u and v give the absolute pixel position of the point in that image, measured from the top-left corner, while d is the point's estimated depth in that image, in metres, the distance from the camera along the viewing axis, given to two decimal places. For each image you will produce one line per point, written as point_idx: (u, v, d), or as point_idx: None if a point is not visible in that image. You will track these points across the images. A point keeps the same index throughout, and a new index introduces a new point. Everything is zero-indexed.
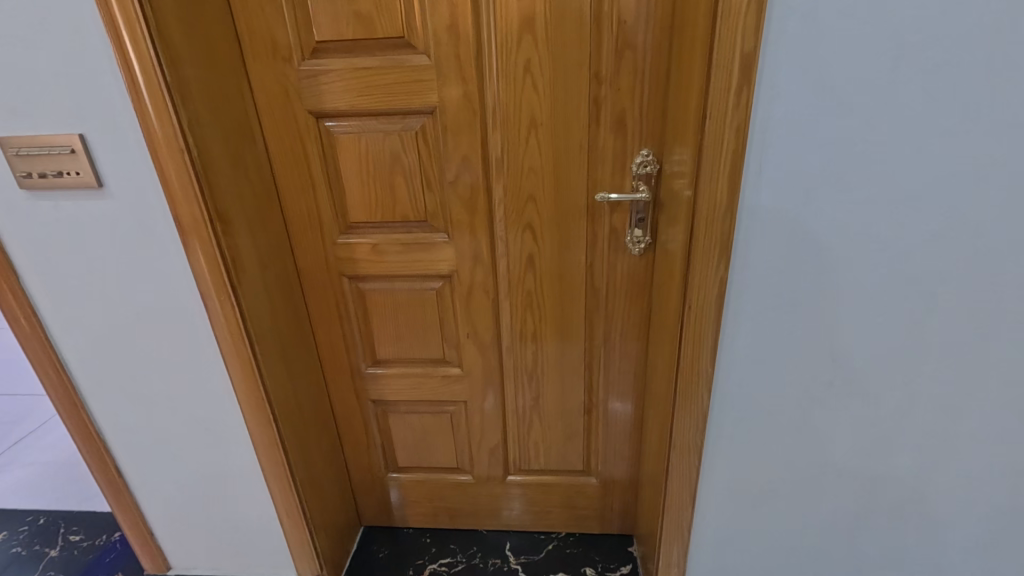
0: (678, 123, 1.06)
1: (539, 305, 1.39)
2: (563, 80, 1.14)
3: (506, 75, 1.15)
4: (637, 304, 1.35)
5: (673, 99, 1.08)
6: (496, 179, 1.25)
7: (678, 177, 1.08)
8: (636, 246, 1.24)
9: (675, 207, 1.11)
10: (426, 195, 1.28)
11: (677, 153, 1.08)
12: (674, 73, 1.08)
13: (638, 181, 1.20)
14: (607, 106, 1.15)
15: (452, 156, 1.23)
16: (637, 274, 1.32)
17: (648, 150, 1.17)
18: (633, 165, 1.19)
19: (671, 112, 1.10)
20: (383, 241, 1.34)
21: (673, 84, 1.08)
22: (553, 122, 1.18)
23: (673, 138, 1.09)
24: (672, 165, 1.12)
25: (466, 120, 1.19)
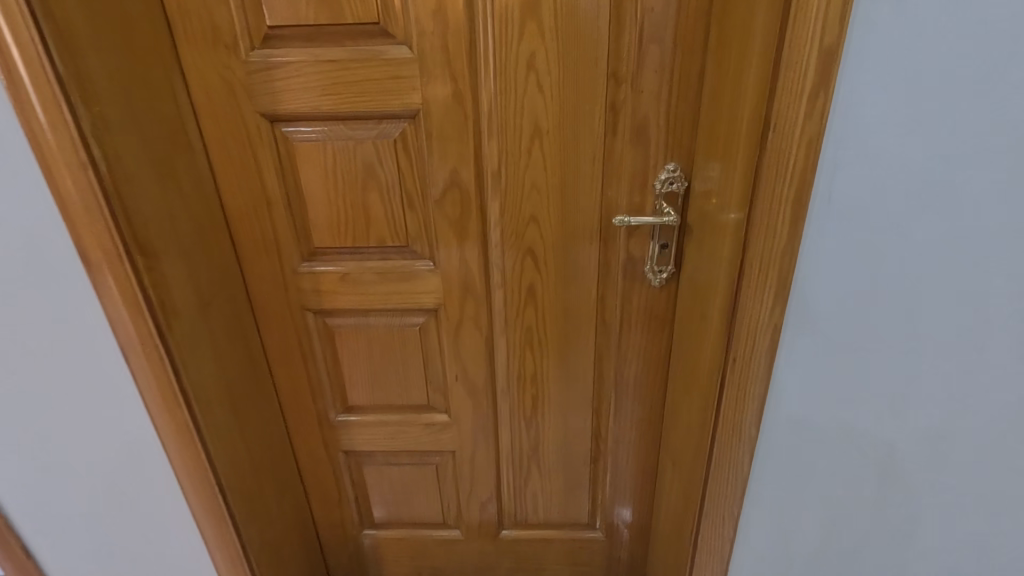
0: (718, 135, 0.87)
1: (541, 342, 1.19)
2: (574, 80, 0.94)
3: (506, 73, 0.95)
4: (656, 340, 1.17)
5: (711, 105, 0.90)
6: (492, 198, 1.05)
7: (716, 199, 0.90)
8: (656, 277, 1.06)
9: (711, 234, 0.93)
10: (406, 216, 1.07)
11: (715, 169, 0.89)
12: (712, 74, 0.89)
13: (662, 201, 1.01)
14: (628, 113, 0.96)
15: (438, 170, 1.02)
16: (656, 307, 1.13)
17: (673, 165, 0.99)
18: (656, 183, 1.00)
19: (706, 121, 0.92)
20: (354, 270, 1.12)
21: (710, 88, 0.90)
22: (561, 131, 0.98)
23: (710, 152, 0.90)
24: (706, 184, 0.93)
25: (456, 126, 0.98)
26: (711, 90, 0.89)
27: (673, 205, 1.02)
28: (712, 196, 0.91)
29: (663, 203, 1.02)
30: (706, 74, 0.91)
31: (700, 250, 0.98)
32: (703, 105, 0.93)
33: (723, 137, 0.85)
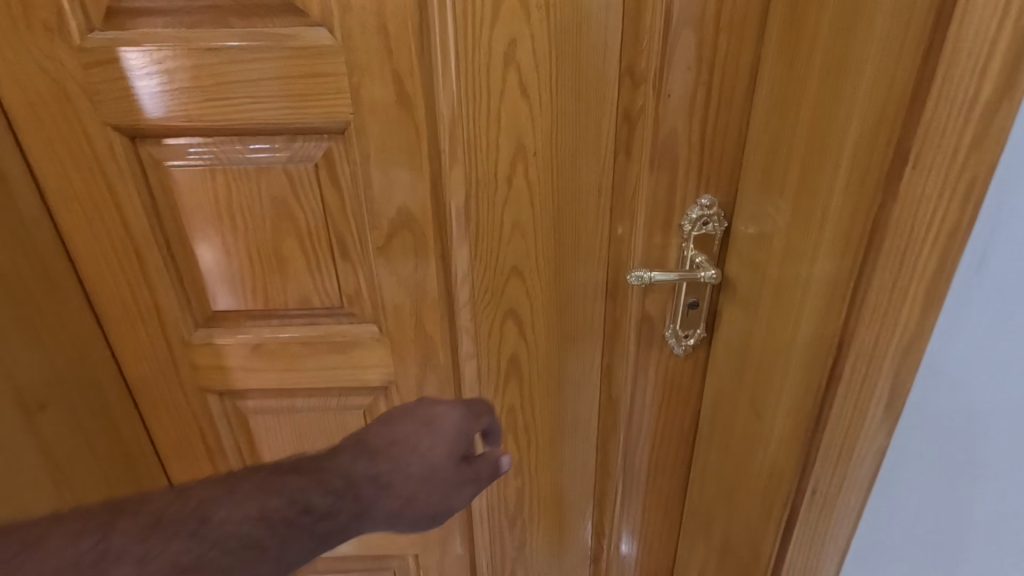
0: (787, 161, 0.60)
1: (528, 423, 0.91)
2: (572, 81, 0.66)
3: (478, 70, 0.65)
4: (676, 421, 0.89)
5: (773, 115, 0.62)
6: (461, 242, 0.75)
7: (784, 252, 0.62)
8: (681, 346, 0.81)
9: (772, 300, 0.66)
10: (341, 267, 0.77)
11: (780, 210, 0.62)
12: (776, 72, 0.62)
13: (691, 246, 0.75)
14: (651, 126, 0.68)
15: (383, 206, 0.73)
16: (678, 380, 0.86)
17: (708, 198, 0.72)
18: (683, 221, 0.73)
19: (765, 139, 0.64)
20: (270, 340, 0.81)
21: (774, 91, 0.62)
22: (555, 151, 0.70)
23: (771, 184, 0.63)
24: (766, 228, 0.65)
25: (407, 145, 0.69)
26: (776, 94, 0.62)
27: (705, 252, 0.76)
28: (777, 246, 0.64)
29: (694, 250, 0.75)
30: (765, 72, 0.64)
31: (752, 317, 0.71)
32: (756, 117, 0.66)
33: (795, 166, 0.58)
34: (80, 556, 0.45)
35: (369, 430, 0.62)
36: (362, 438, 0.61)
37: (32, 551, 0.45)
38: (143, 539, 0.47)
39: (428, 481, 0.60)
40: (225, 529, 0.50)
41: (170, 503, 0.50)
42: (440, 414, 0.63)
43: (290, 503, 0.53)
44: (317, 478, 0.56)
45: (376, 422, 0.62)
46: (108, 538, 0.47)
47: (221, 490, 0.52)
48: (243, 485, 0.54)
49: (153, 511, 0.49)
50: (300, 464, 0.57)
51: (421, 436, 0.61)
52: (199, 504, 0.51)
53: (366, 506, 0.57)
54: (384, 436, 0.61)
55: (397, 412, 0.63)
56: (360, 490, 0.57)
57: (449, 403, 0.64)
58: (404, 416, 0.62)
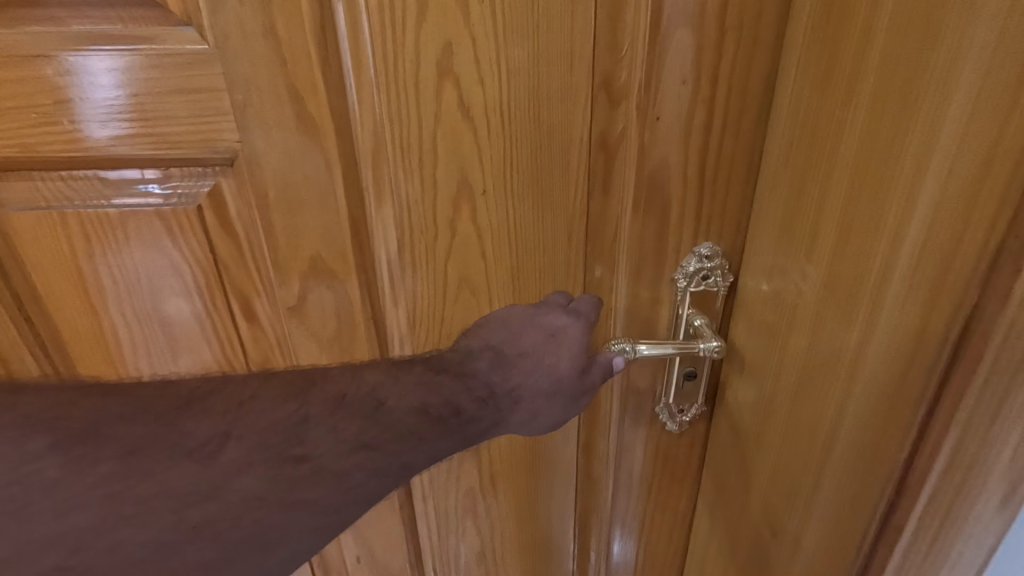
0: (812, 213, 0.44)
1: (490, 505, 0.76)
2: (531, 99, 0.50)
3: (404, 84, 0.49)
4: (670, 505, 0.74)
5: (793, 149, 0.47)
6: (396, 301, 0.60)
7: (810, 336, 0.46)
8: (677, 420, 0.67)
9: (793, 393, 0.49)
10: (246, 330, 0.62)
11: (804, 277, 0.46)
12: (797, 91, 0.46)
13: (688, 306, 0.59)
14: (633, 158, 0.52)
15: (294, 256, 0.57)
16: (671, 458, 0.71)
17: (708, 248, 0.57)
18: (676, 275, 0.58)
19: (785, 179, 0.48)
20: None
21: (796, 117, 0.46)
22: (511, 190, 0.54)
23: (791, 241, 0.48)
24: (783, 297, 0.50)
25: (316, 183, 0.53)
26: (798, 122, 0.46)
27: (706, 314, 0.60)
28: (797, 323, 0.48)
29: (693, 311, 0.59)
30: (783, 90, 0.48)
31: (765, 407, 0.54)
32: (770, 148, 0.50)
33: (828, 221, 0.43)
34: (282, 419, 0.45)
35: (487, 323, 0.56)
36: (489, 339, 0.55)
37: (249, 403, 0.45)
38: (336, 404, 0.47)
39: (553, 395, 0.54)
40: (400, 419, 0.48)
41: (349, 381, 0.48)
42: (566, 330, 0.55)
43: (445, 401, 0.50)
44: (463, 381, 0.52)
45: (512, 319, 0.56)
46: (307, 408, 0.46)
47: (395, 372, 0.50)
48: (410, 375, 0.50)
49: (338, 388, 0.48)
50: (447, 357, 0.53)
51: (547, 347, 0.54)
52: (375, 385, 0.48)
53: (502, 412, 0.53)
54: (512, 339, 0.55)
55: (521, 317, 0.56)
56: (499, 400, 0.53)
57: (575, 316, 0.55)
58: (529, 323, 0.55)
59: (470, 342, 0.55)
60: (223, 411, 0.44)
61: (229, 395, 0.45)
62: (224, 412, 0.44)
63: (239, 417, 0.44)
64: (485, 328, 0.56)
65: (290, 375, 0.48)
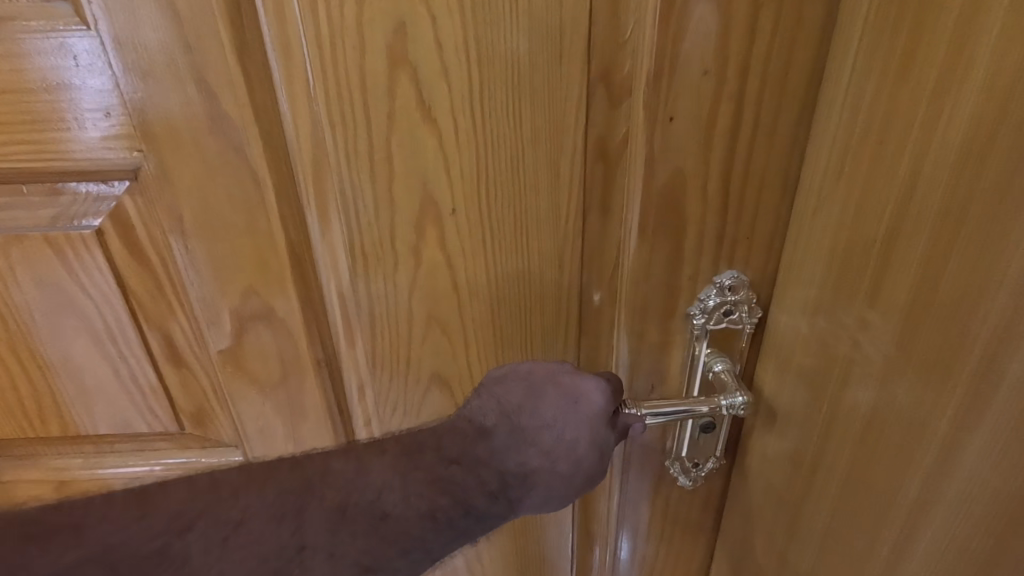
0: (878, 247, 0.34)
1: (472, 567, 0.66)
2: (510, 95, 0.39)
3: (345, 77, 0.38)
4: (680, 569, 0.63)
5: (851, 162, 0.36)
6: (353, 341, 0.50)
7: (872, 404, 0.35)
8: (692, 478, 0.56)
9: (846, 471, 0.39)
10: (172, 376, 0.51)
11: (863, 326, 0.36)
12: (856, 87, 0.35)
13: (706, 347, 0.49)
14: (640, 171, 0.42)
15: (222, 292, 0.46)
16: (682, 518, 0.60)
17: (731, 277, 0.46)
18: (692, 311, 0.47)
19: (838, 200, 0.37)
20: (89, 479, 0.57)
21: (856, 120, 0.36)
22: (487, 212, 0.44)
23: (844, 278, 0.37)
24: (829, 346, 0.39)
25: (243, 202, 0.43)
26: (858, 127, 0.35)
27: (728, 355, 0.49)
28: (850, 383, 0.37)
29: (713, 353, 0.49)
30: (835, 85, 0.37)
31: (802, 478, 0.44)
32: (813, 155, 0.40)
33: (906, 256, 0.32)
34: (275, 548, 0.39)
35: (500, 386, 0.46)
36: (503, 406, 0.46)
37: (239, 531, 0.39)
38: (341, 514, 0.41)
39: (570, 479, 0.45)
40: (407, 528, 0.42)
41: (353, 478, 0.42)
42: (591, 397, 0.45)
43: (455, 500, 0.43)
44: (474, 472, 0.44)
45: (531, 381, 0.46)
46: (303, 532, 0.40)
47: (404, 466, 0.43)
48: (417, 471, 0.43)
49: (340, 494, 0.41)
50: (458, 429, 0.45)
51: (568, 420, 0.45)
52: (380, 491, 0.42)
53: (513, 503, 0.45)
54: (529, 409, 0.46)
55: (540, 380, 0.46)
56: (510, 489, 0.45)
57: (604, 382, 0.45)
58: (548, 386, 0.46)
59: (479, 414, 0.46)
60: (211, 533, 0.38)
61: (217, 516, 0.39)
62: (210, 545, 0.38)
63: (226, 552, 0.38)
64: (496, 391, 0.46)
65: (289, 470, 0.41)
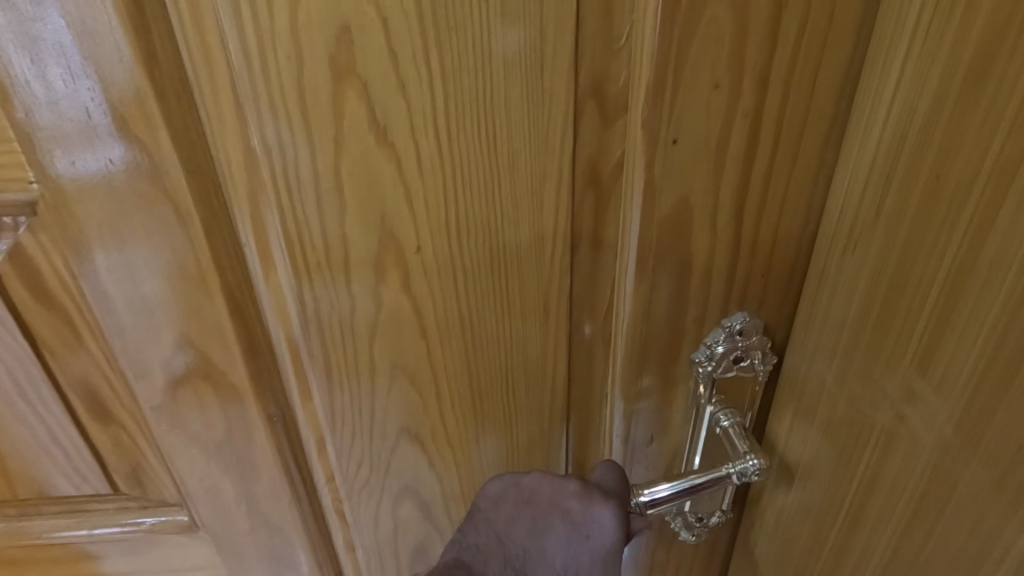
0: (932, 308, 0.29)
1: None
2: (483, 115, 0.33)
3: (280, 92, 0.31)
4: None
5: (892, 200, 0.31)
6: (307, 394, 0.43)
7: (923, 487, 0.31)
8: (691, 535, 0.49)
9: (886, 559, 0.34)
10: (100, 434, 0.44)
11: (912, 398, 0.31)
12: (903, 108, 0.29)
13: (713, 397, 0.42)
14: (639, 204, 0.35)
15: (150, 343, 0.40)
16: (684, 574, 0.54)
17: (742, 320, 0.40)
18: (696, 357, 0.41)
19: (874, 243, 0.32)
20: (13, 543, 0.50)
21: (901, 150, 0.30)
22: (460, 250, 0.37)
23: (882, 335, 0.32)
24: (863, 414, 0.34)
25: (165, 240, 0.36)
26: (902, 158, 0.30)
27: (737, 405, 0.43)
28: (891, 458, 0.33)
29: (721, 405, 0.43)
30: (873, 102, 0.31)
31: (826, 555, 0.39)
32: (840, 180, 0.34)
33: (971, 320, 0.27)
34: None
35: (498, 515, 0.41)
36: (506, 547, 0.40)
37: None
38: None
39: None
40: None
41: None
42: (603, 527, 0.40)
43: None
44: None
45: (533, 512, 0.41)
46: None
47: None
48: None
49: None
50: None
51: (580, 562, 0.40)
52: None
53: None
54: (535, 552, 0.40)
55: (546, 506, 0.41)
56: None
57: (617, 508, 0.40)
58: (556, 516, 0.40)
59: (479, 561, 0.40)
60: None
61: None
62: None
63: None
64: (496, 525, 0.41)
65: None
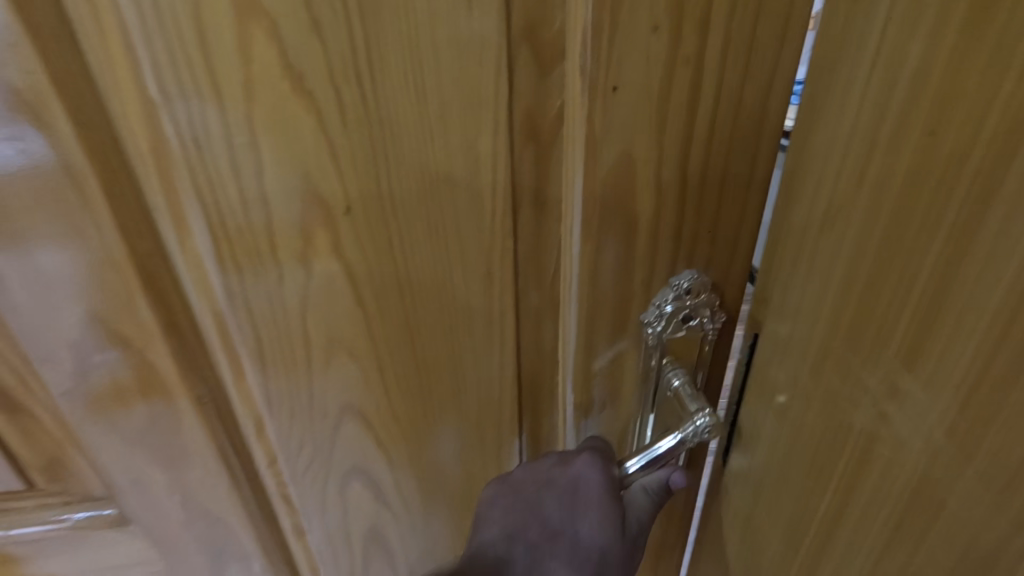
0: (920, 296, 0.28)
1: None
2: (409, 60, 0.30)
3: (177, 32, 0.28)
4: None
5: (874, 172, 0.29)
6: (237, 372, 0.40)
7: (906, 499, 0.30)
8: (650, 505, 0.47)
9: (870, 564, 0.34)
10: (7, 428, 0.40)
11: (896, 394, 0.30)
12: (891, 54, 0.27)
13: (663, 358, 0.42)
14: (580, 159, 0.34)
15: (55, 324, 0.36)
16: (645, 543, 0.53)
17: (689, 278, 0.39)
18: (646, 319, 0.40)
19: (856, 217, 0.31)
20: None
21: (885, 116, 0.28)
22: (394, 211, 0.35)
23: (868, 317, 0.31)
24: (842, 412, 0.34)
25: (58, 206, 0.32)
26: (890, 114, 0.28)
27: (688, 367, 0.43)
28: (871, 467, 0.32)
29: (670, 367, 0.42)
30: (854, 59, 0.30)
31: (803, 551, 0.39)
32: (823, 139, 0.32)
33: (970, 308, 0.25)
34: None
35: (496, 510, 0.43)
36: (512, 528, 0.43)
37: None
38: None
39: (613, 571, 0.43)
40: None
41: None
42: (588, 477, 0.42)
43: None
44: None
45: (524, 492, 0.43)
46: None
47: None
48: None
49: None
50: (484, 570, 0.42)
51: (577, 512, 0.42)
52: None
53: None
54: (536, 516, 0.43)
55: (525, 484, 0.43)
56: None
57: (595, 456, 0.42)
58: (544, 493, 0.43)
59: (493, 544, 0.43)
60: None
61: None
62: None
63: None
64: (500, 517, 0.43)
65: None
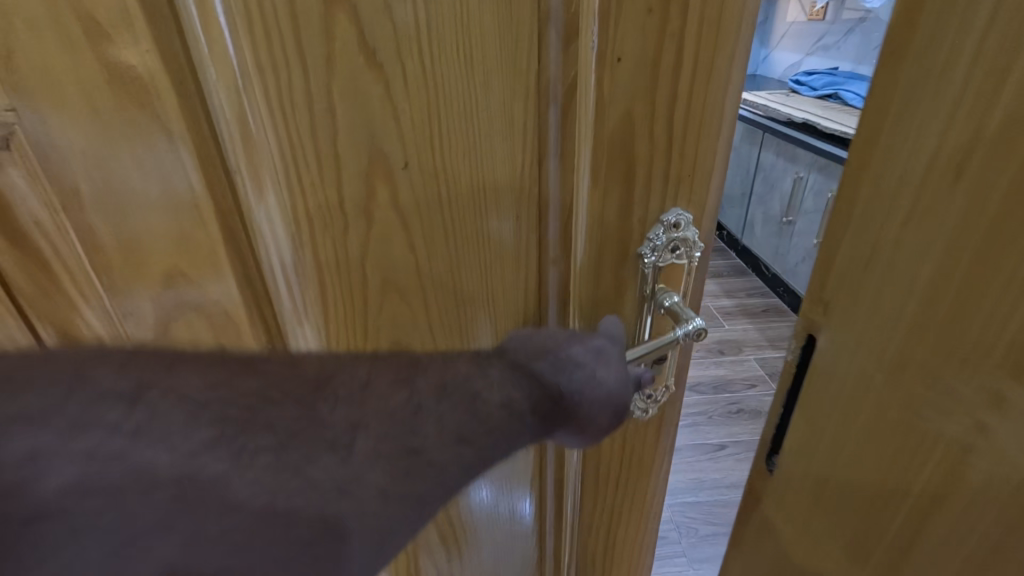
0: (1015, 335, 0.29)
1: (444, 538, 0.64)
2: (461, 36, 0.37)
3: (275, 14, 0.34)
4: (644, 512, 0.65)
5: (975, 169, 0.30)
6: (298, 317, 0.45)
7: (1009, 499, 0.32)
8: (644, 410, 0.55)
9: None
10: None
11: (1000, 405, 0.31)
12: (1010, 32, 0.27)
13: (656, 285, 0.49)
14: (594, 117, 0.41)
15: (142, 276, 0.40)
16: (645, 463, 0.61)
17: (677, 214, 0.46)
18: (642, 250, 0.47)
19: (951, 217, 0.31)
20: None
21: (988, 114, 0.28)
22: (444, 166, 0.41)
23: (960, 320, 0.32)
24: (930, 418, 0.34)
25: (156, 166, 0.37)
26: (990, 114, 0.28)
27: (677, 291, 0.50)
28: (963, 477, 0.34)
29: (664, 294, 0.49)
30: (952, 40, 0.29)
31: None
32: (915, 142, 0.32)
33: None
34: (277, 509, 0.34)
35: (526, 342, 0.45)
36: (535, 359, 0.44)
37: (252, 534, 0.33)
38: (361, 452, 0.37)
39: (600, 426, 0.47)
40: (445, 480, 0.39)
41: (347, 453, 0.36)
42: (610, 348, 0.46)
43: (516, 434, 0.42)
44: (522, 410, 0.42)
45: (554, 335, 0.46)
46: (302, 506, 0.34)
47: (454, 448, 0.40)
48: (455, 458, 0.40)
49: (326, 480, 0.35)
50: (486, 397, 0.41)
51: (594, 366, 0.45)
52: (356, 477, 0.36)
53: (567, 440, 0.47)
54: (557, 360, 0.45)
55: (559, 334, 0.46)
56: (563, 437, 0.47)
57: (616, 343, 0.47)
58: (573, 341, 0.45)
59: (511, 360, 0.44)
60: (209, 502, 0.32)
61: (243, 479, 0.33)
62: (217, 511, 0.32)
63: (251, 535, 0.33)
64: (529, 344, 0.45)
65: (283, 367, 0.37)
